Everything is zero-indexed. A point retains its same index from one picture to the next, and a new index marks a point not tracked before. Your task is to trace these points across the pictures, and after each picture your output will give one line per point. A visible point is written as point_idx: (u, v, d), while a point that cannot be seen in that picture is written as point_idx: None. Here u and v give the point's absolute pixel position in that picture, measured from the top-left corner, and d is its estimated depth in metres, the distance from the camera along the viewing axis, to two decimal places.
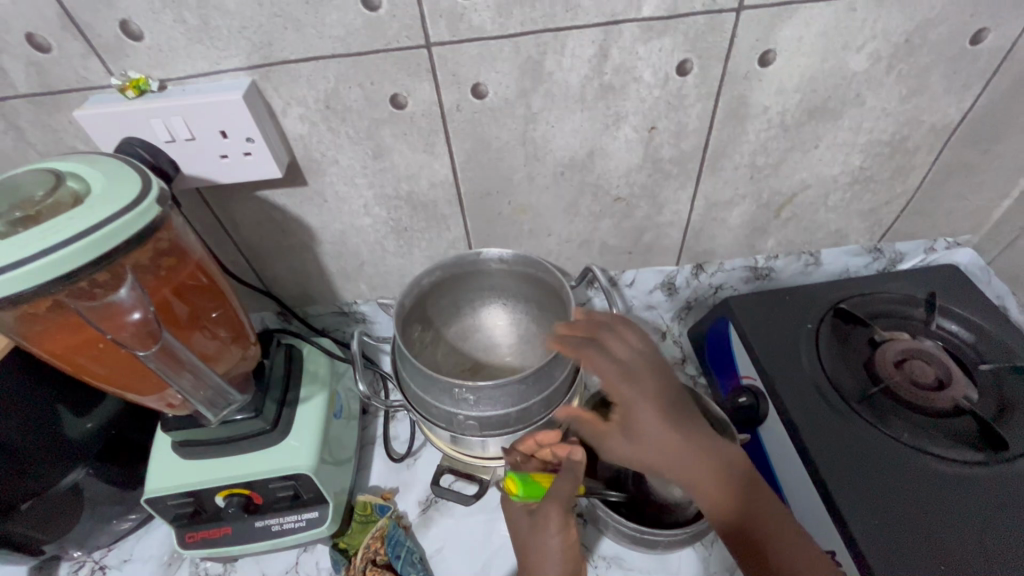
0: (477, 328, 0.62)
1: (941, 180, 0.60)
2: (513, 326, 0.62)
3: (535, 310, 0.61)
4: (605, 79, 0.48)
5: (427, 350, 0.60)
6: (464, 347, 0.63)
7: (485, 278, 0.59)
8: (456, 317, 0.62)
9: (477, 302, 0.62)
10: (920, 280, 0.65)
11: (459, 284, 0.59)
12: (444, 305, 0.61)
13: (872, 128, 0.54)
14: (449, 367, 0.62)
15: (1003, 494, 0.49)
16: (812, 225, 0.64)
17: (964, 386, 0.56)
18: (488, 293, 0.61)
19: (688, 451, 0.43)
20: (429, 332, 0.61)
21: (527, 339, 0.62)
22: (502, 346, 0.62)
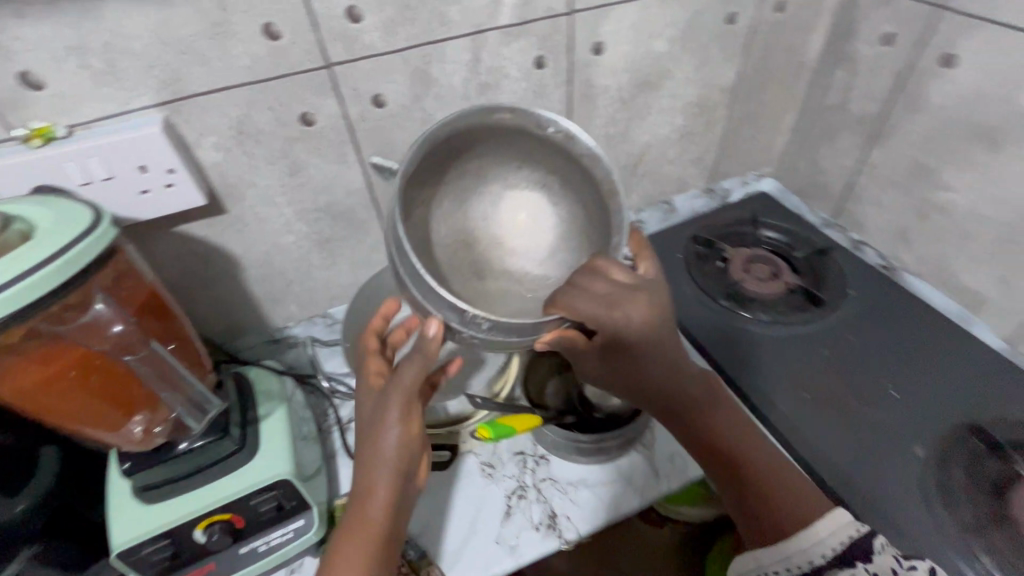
0: (477, 201, 0.50)
1: (738, 127, 0.80)
2: (531, 209, 0.50)
3: (558, 190, 0.50)
4: (482, 78, 0.59)
5: (419, 218, 0.48)
6: (461, 221, 0.50)
7: (504, 146, 0.49)
8: (461, 179, 0.49)
9: (486, 163, 0.49)
10: (744, 206, 0.85)
11: (473, 146, 0.48)
12: (447, 163, 0.48)
13: (683, 94, 0.72)
14: (438, 255, 0.48)
15: (831, 336, 0.67)
16: (660, 177, 0.81)
17: (789, 273, 0.75)
18: (506, 154, 0.49)
19: (666, 385, 0.48)
20: (426, 194, 0.48)
21: (540, 214, 0.50)
22: (511, 227, 0.50)
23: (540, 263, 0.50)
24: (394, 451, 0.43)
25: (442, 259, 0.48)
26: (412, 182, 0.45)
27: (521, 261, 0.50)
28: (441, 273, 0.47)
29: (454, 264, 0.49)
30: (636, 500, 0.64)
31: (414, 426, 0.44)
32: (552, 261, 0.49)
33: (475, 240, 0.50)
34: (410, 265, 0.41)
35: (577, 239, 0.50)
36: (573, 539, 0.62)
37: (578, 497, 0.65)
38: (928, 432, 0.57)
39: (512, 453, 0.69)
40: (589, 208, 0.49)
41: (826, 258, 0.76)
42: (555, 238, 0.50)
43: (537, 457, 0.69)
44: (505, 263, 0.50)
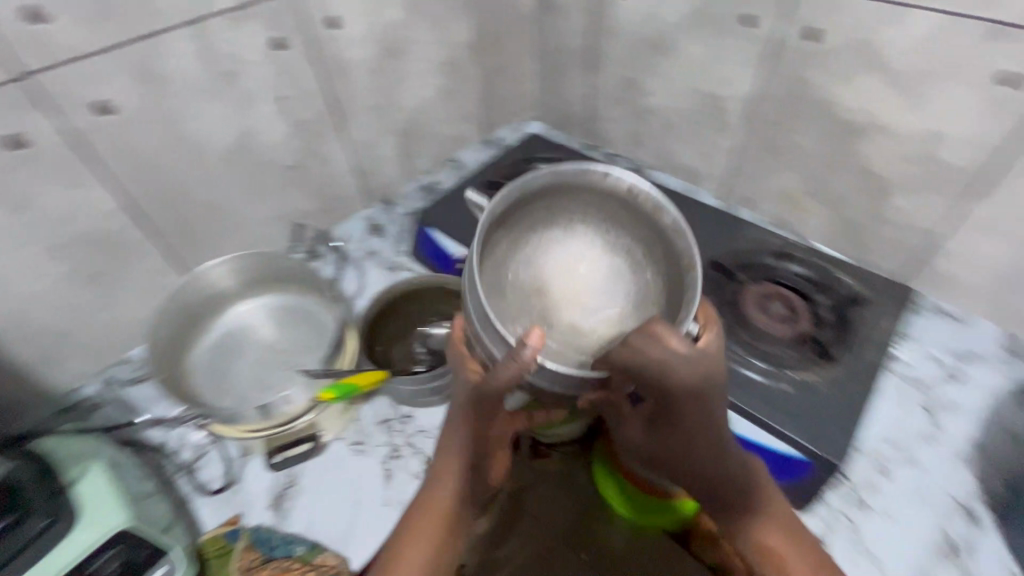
0: (552, 255, 0.50)
1: (492, 79, 0.91)
2: (599, 268, 0.49)
3: (642, 258, 0.50)
4: (220, 67, 0.58)
5: (499, 258, 0.49)
6: (532, 269, 0.49)
7: (597, 210, 0.50)
8: (541, 229, 0.50)
9: (563, 223, 0.50)
10: (519, 148, 0.98)
11: (559, 202, 0.50)
12: (534, 214, 0.50)
13: (432, 57, 0.79)
14: (503, 297, 0.47)
15: None
16: (436, 136, 0.90)
17: None
18: (587, 214, 0.50)
19: (703, 454, 0.48)
20: (509, 232, 0.49)
21: (617, 275, 0.49)
22: (572, 285, 0.49)
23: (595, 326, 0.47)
24: (460, 445, 0.50)
25: (502, 300, 0.47)
26: (497, 217, 0.48)
27: (584, 316, 0.48)
28: (501, 310, 0.46)
29: (517, 311, 0.47)
30: None
31: (481, 428, 0.49)
32: (608, 313, 0.48)
33: (546, 291, 0.48)
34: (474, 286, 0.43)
35: (638, 302, 0.48)
36: None
37: None
38: None
39: (377, 424, 0.71)
40: (664, 273, 0.48)
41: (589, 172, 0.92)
42: (615, 297, 0.49)
43: (402, 416, 0.72)
44: (570, 318, 0.47)
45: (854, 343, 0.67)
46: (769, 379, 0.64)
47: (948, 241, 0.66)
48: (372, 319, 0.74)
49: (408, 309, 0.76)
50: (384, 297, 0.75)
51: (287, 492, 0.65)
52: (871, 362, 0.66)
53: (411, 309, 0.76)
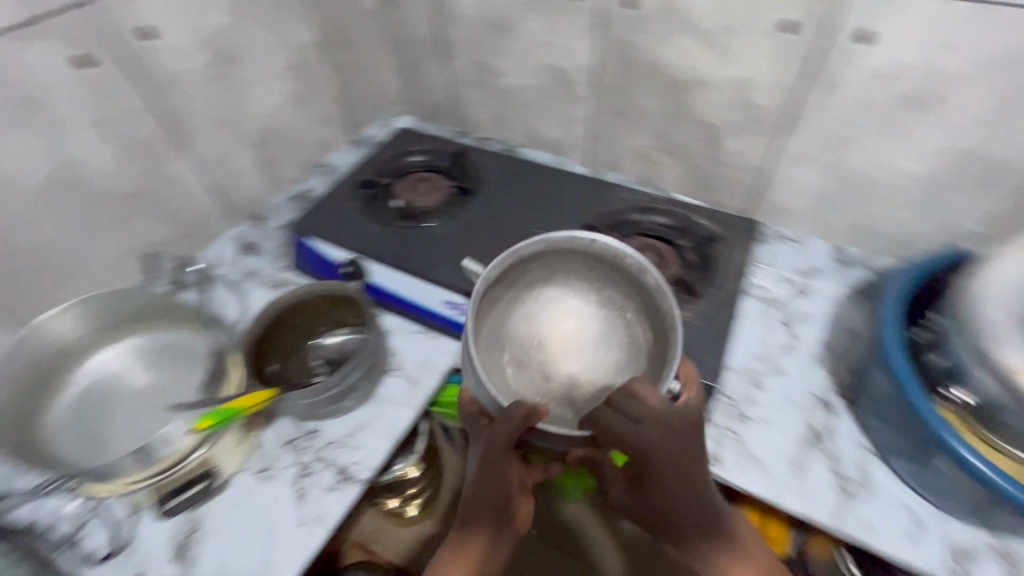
0: (547, 314, 0.54)
1: (345, 77, 0.90)
2: (591, 330, 0.54)
3: (632, 319, 0.54)
4: (19, 94, 0.54)
5: (501, 317, 0.53)
6: (531, 324, 0.54)
7: (595, 275, 0.54)
8: (541, 289, 0.54)
9: (561, 287, 0.54)
10: (389, 143, 0.97)
11: (560, 267, 0.55)
12: (535, 276, 0.54)
13: (272, 59, 0.77)
14: (502, 355, 0.52)
15: (484, 212, 0.85)
16: (297, 142, 0.87)
17: (440, 181, 0.90)
18: (584, 277, 0.55)
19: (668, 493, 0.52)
20: (511, 292, 0.54)
21: (608, 336, 0.54)
22: (564, 346, 0.53)
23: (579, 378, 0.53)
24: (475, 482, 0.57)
25: (498, 357, 0.52)
26: (497, 279, 0.52)
27: (573, 372, 0.53)
28: (493, 364, 0.52)
29: (511, 367, 0.52)
30: (409, 412, 0.72)
31: (493, 476, 0.55)
32: (591, 367, 0.53)
33: (543, 346, 0.53)
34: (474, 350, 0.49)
35: (617, 358, 0.53)
36: (368, 477, 0.66)
37: (359, 442, 0.69)
38: None
39: (282, 447, 0.68)
40: (648, 339, 0.53)
41: (462, 158, 0.93)
42: (600, 357, 0.53)
43: (308, 434, 0.70)
44: (562, 372, 0.52)
45: (716, 277, 0.74)
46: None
47: (774, 173, 0.75)
48: (263, 335, 0.71)
49: (295, 321, 0.74)
50: (265, 311, 0.72)
51: (192, 537, 0.61)
52: (731, 290, 0.73)
53: (298, 319, 0.74)
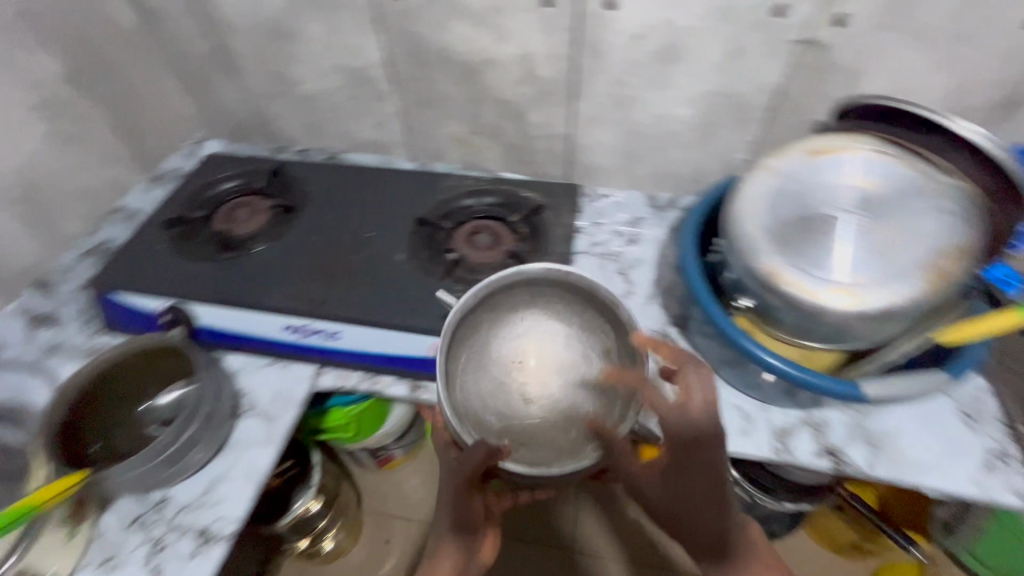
0: (523, 342, 0.60)
1: (124, 108, 0.82)
2: (562, 357, 0.60)
3: (601, 351, 0.60)
4: None
5: (484, 336, 0.60)
6: (506, 342, 0.60)
7: (575, 306, 0.61)
8: (518, 317, 0.61)
9: (537, 314, 0.61)
10: (195, 173, 0.89)
11: (538, 296, 0.62)
12: (518, 301, 0.61)
13: (11, 101, 0.68)
14: (476, 378, 0.59)
15: (312, 227, 0.82)
16: (76, 191, 0.79)
17: (260, 205, 0.85)
18: (561, 308, 0.61)
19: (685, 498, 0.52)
20: (494, 315, 0.61)
21: (575, 366, 0.60)
22: (537, 376, 0.59)
23: (546, 407, 0.58)
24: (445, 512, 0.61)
25: (471, 382, 0.58)
26: (474, 306, 0.60)
27: (542, 402, 0.58)
28: (466, 389, 0.58)
29: (482, 392, 0.58)
30: (271, 450, 0.68)
31: (462, 503, 0.60)
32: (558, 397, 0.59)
33: (516, 366, 0.60)
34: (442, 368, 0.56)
35: (587, 388, 0.58)
36: (233, 530, 0.62)
37: (218, 496, 0.64)
38: (392, 243, 0.79)
39: (129, 527, 0.62)
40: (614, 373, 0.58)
41: (280, 175, 0.88)
42: (569, 386, 0.59)
43: (156, 504, 0.64)
44: (528, 394, 0.58)
45: (543, 246, 0.79)
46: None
47: (579, 137, 0.80)
48: (74, 415, 0.63)
49: (109, 391, 0.66)
50: (64, 390, 0.62)
51: None
52: (559, 254, 0.78)
53: (114, 387, 0.66)
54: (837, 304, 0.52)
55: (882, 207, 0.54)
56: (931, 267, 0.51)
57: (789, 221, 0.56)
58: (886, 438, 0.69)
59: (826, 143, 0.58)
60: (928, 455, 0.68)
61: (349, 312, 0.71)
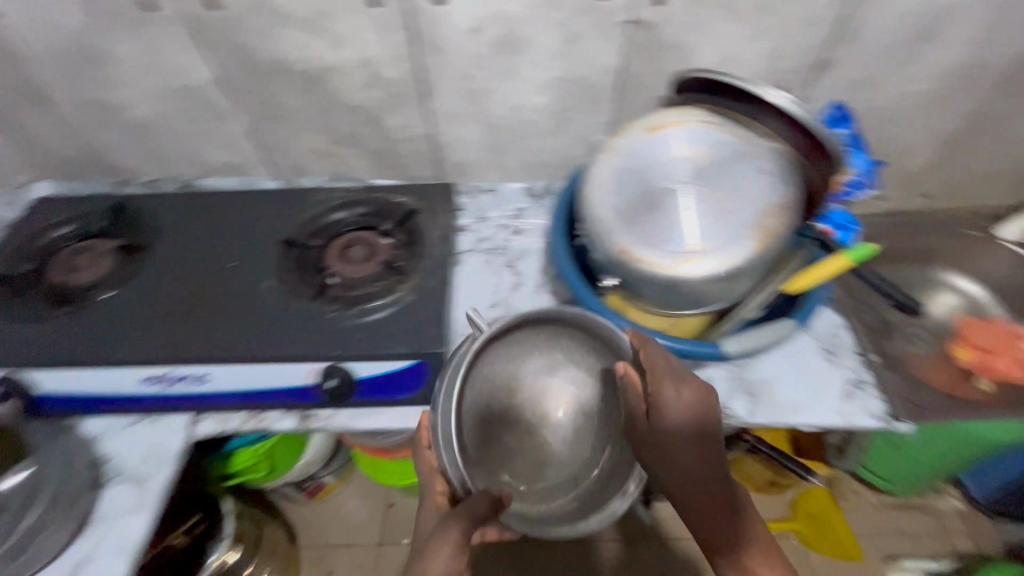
0: (542, 385, 0.59)
1: None
2: (575, 405, 0.59)
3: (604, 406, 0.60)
4: None
5: (499, 365, 0.58)
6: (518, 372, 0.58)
7: (598, 352, 0.60)
8: (537, 352, 0.59)
9: (558, 359, 0.60)
10: (22, 223, 0.80)
11: (562, 332, 0.60)
12: (541, 337, 0.60)
13: None
14: (487, 408, 0.58)
15: (164, 265, 0.75)
16: None
17: (100, 248, 0.77)
18: (577, 352, 0.60)
19: (701, 481, 0.52)
20: (517, 344, 0.59)
21: (581, 414, 0.59)
22: (549, 421, 0.59)
23: (549, 454, 0.58)
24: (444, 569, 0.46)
25: (477, 417, 0.57)
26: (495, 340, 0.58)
27: (545, 445, 0.58)
28: (477, 427, 0.57)
29: (490, 428, 0.58)
30: (145, 517, 0.63)
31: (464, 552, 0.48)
32: (564, 445, 0.59)
33: (522, 394, 0.58)
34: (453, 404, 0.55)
35: (588, 441, 0.59)
36: None
37: None
38: (258, 269, 0.74)
39: None
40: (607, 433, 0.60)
41: (123, 213, 0.80)
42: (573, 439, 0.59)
43: None
44: (528, 427, 0.58)
45: (419, 251, 0.77)
46: (359, 313, 0.70)
47: (442, 135, 0.79)
48: None
49: None
50: None
51: None
52: (436, 257, 0.76)
53: None
54: (693, 271, 0.55)
55: (714, 175, 0.56)
56: (760, 227, 0.55)
57: (638, 202, 0.57)
58: (762, 386, 0.74)
59: (659, 120, 0.59)
60: (797, 395, 0.74)
61: (214, 351, 0.66)
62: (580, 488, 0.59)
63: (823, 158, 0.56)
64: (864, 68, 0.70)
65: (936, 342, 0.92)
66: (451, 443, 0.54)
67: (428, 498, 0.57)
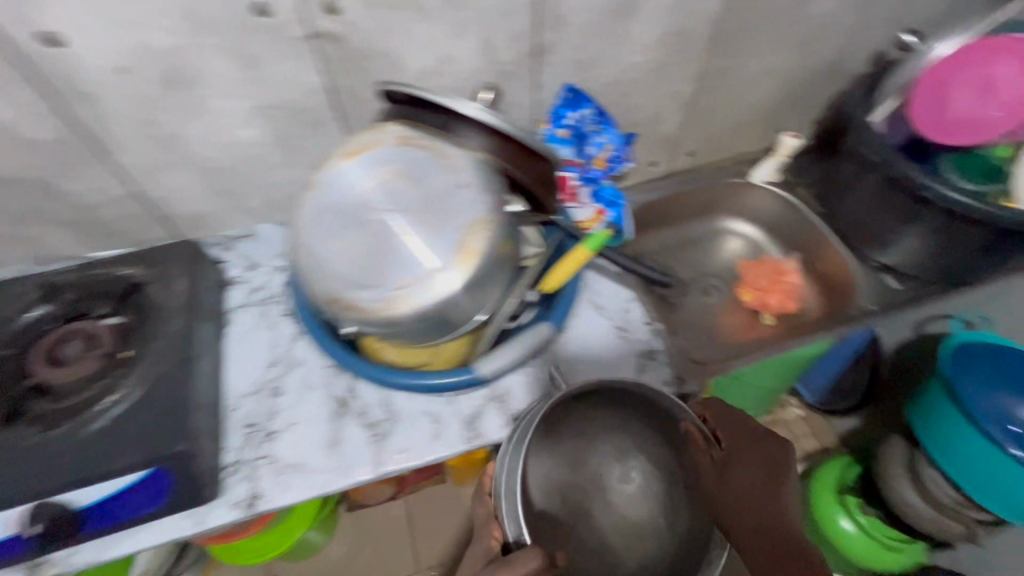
0: (612, 469, 0.57)
1: None
2: (647, 484, 0.56)
3: (683, 506, 0.55)
4: None
5: (560, 437, 0.58)
6: (584, 455, 0.57)
7: (665, 446, 0.58)
8: (610, 437, 0.58)
9: (638, 447, 0.58)
10: None
11: (634, 417, 0.59)
12: (611, 420, 0.59)
13: None
14: (557, 480, 0.56)
15: None
16: None
17: None
18: (648, 441, 0.58)
19: (774, 532, 0.48)
20: (580, 416, 0.59)
21: (660, 512, 0.55)
22: (622, 495, 0.56)
23: (621, 541, 0.55)
24: None
25: (550, 488, 0.56)
26: (558, 408, 0.59)
27: (627, 521, 0.55)
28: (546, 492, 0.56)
29: (562, 499, 0.56)
30: None
31: None
32: (643, 522, 0.55)
33: (584, 468, 0.57)
34: (522, 453, 0.56)
35: (664, 534, 0.54)
36: None
37: None
38: None
39: None
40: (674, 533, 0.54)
41: None
42: (642, 528, 0.55)
43: None
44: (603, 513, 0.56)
45: (150, 329, 0.65)
46: (70, 429, 0.58)
47: (151, 191, 0.67)
48: None
49: None
50: None
51: None
52: (176, 331, 0.66)
53: None
54: (426, 299, 0.49)
55: (415, 194, 0.51)
56: (469, 246, 0.50)
57: (355, 241, 0.51)
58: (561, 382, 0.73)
59: (357, 143, 0.53)
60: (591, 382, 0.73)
61: None
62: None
63: (523, 155, 0.53)
64: (579, 49, 0.69)
65: (726, 288, 0.99)
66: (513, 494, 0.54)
67: (482, 541, 0.56)
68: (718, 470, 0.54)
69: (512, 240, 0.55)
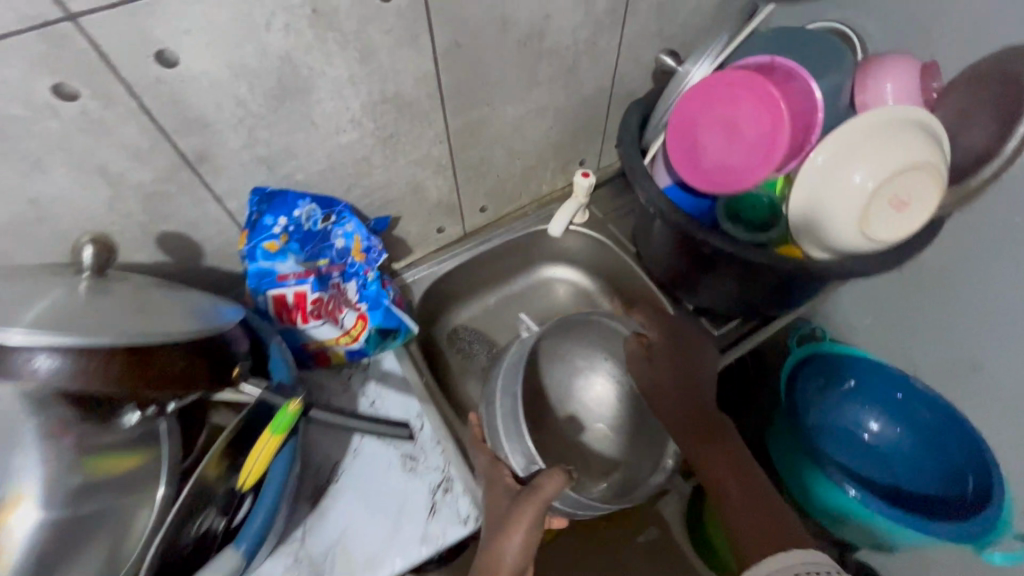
0: (577, 382, 0.70)
1: None
2: (610, 391, 0.69)
3: (628, 409, 0.68)
4: None
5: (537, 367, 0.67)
6: (549, 374, 0.69)
7: (611, 359, 0.68)
8: (574, 354, 0.69)
9: (606, 359, 0.68)
10: None
11: (590, 342, 0.69)
12: (569, 346, 0.69)
13: None
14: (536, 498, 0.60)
15: None
16: None
17: None
18: (595, 352, 0.69)
19: (693, 420, 0.56)
20: (553, 346, 0.69)
21: (617, 413, 0.68)
22: (594, 402, 0.69)
23: (613, 432, 0.68)
24: (520, 542, 0.49)
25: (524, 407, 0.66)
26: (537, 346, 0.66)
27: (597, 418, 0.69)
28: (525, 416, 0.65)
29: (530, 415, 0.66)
30: None
31: (535, 538, 0.50)
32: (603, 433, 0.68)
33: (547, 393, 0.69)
34: (512, 397, 0.60)
35: (625, 436, 0.68)
36: None
37: None
38: None
39: None
40: (631, 439, 0.67)
41: None
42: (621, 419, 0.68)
43: None
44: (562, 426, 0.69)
45: None
46: None
47: None
48: None
49: None
50: None
51: None
52: None
53: None
54: None
55: None
56: (8, 513, 0.38)
57: None
58: (333, 553, 0.59)
59: None
60: (374, 538, 0.60)
61: None
62: (610, 478, 0.66)
63: (97, 358, 0.36)
64: (254, 145, 0.53)
65: None
66: (515, 432, 0.59)
67: (493, 484, 0.56)
68: (645, 361, 0.60)
69: (138, 450, 0.43)
